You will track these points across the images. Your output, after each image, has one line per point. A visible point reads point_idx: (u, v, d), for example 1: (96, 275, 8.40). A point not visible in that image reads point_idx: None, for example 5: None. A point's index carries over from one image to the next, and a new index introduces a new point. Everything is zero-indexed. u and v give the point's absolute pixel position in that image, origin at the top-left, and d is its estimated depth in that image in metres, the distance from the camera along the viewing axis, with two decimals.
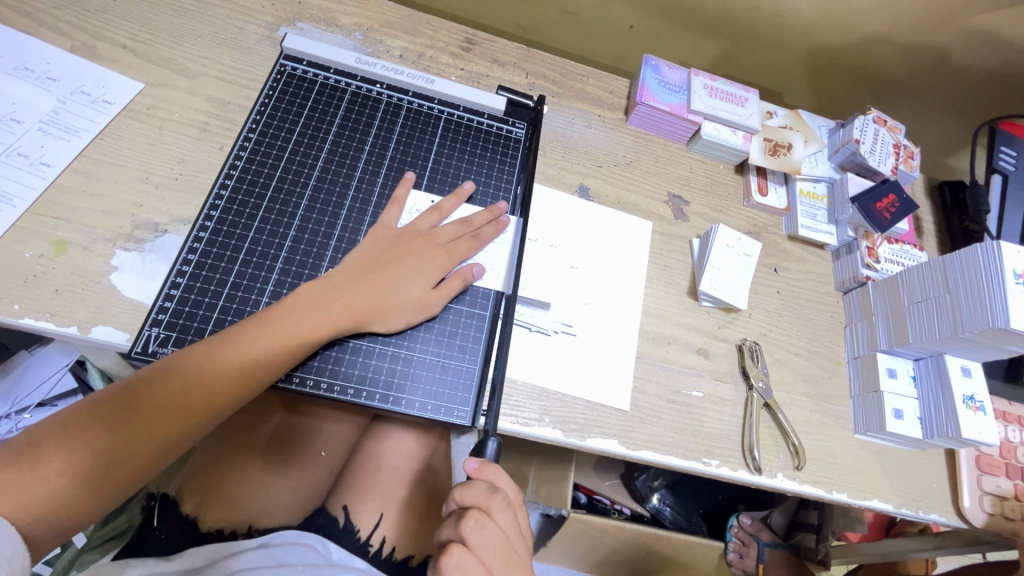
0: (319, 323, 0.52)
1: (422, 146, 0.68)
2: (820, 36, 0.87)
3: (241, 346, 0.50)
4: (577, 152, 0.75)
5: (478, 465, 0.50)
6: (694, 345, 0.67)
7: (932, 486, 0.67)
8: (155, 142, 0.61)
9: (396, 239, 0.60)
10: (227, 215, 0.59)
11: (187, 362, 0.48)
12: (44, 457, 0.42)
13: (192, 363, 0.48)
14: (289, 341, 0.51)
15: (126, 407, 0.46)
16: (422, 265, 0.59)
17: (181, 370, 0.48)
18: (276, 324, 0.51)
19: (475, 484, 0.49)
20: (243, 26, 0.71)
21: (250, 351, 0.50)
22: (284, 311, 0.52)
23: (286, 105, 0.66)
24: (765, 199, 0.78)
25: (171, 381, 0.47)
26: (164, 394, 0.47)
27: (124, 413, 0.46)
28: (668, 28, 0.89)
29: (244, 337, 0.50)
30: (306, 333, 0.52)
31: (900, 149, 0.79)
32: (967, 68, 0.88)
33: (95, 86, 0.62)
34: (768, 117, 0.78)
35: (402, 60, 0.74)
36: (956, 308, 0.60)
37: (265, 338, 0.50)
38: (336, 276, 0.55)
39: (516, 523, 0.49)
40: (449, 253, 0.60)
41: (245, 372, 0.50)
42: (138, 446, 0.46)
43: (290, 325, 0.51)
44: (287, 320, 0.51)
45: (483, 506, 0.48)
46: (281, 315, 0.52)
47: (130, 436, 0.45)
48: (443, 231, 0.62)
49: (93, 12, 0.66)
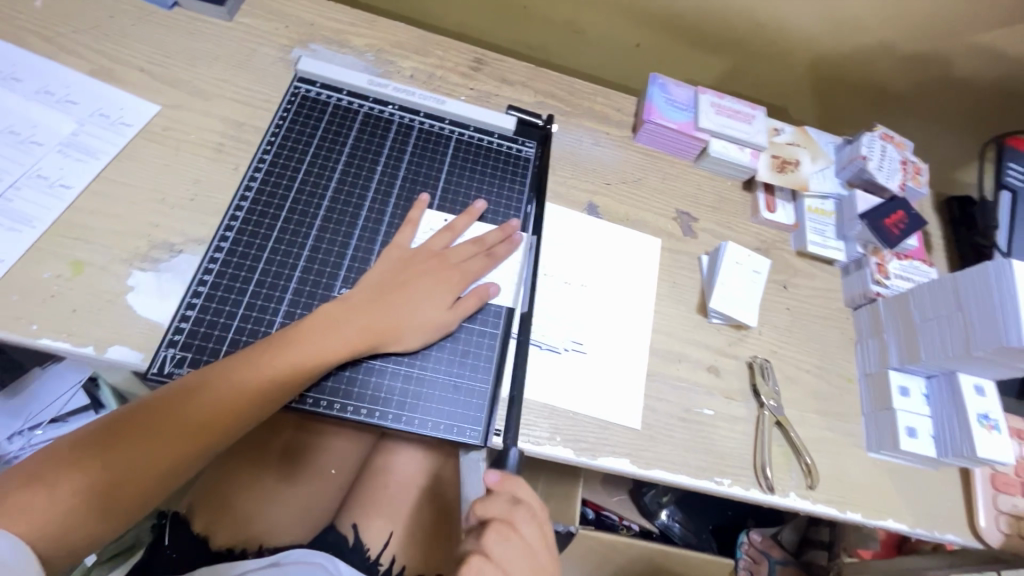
0: (336, 345, 0.53)
1: (433, 166, 0.69)
2: (825, 53, 0.88)
3: (257, 368, 0.50)
4: (585, 170, 0.75)
5: (499, 478, 0.52)
6: (704, 362, 0.67)
7: (946, 505, 0.66)
8: (170, 163, 0.62)
9: (410, 259, 0.60)
10: (242, 236, 0.59)
11: (203, 383, 0.49)
12: (59, 477, 0.43)
13: (208, 384, 0.49)
14: (305, 363, 0.52)
15: (142, 427, 0.46)
16: (437, 286, 0.59)
17: (197, 391, 0.48)
18: (292, 345, 0.52)
19: (497, 496, 0.51)
20: (257, 49, 0.72)
21: (266, 372, 0.50)
22: (301, 333, 0.52)
23: (300, 126, 0.67)
24: (774, 215, 0.78)
25: (187, 402, 0.48)
26: (180, 413, 0.48)
27: (139, 434, 0.46)
28: (674, 46, 0.90)
29: (260, 359, 0.50)
30: (322, 355, 0.52)
31: (907, 165, 0.79)
32: (974, 83, 0.88)
33: (113, 108, 0.64)
34: (775, 135, 0.79)
35: (412, 80, 0.75)
36: (968, 327, 0.60)
37: (281, 359, 0.51)
38: (351, 298, 0.56)
39: (539, 534, 0.51)
40: (462, 273, 0.61)
41: (261, 392, 0.50)
42: (152, 467, 0.46)
43: (306, 347, 0.52)
44: (304, 342, 0.52)
45: (506, 518, 0.50)
46: (297, 337, 0.52)
47: (145, 457, 0.46)
48: (456, 251, 0.62)
49: (111, 36, 0.68)
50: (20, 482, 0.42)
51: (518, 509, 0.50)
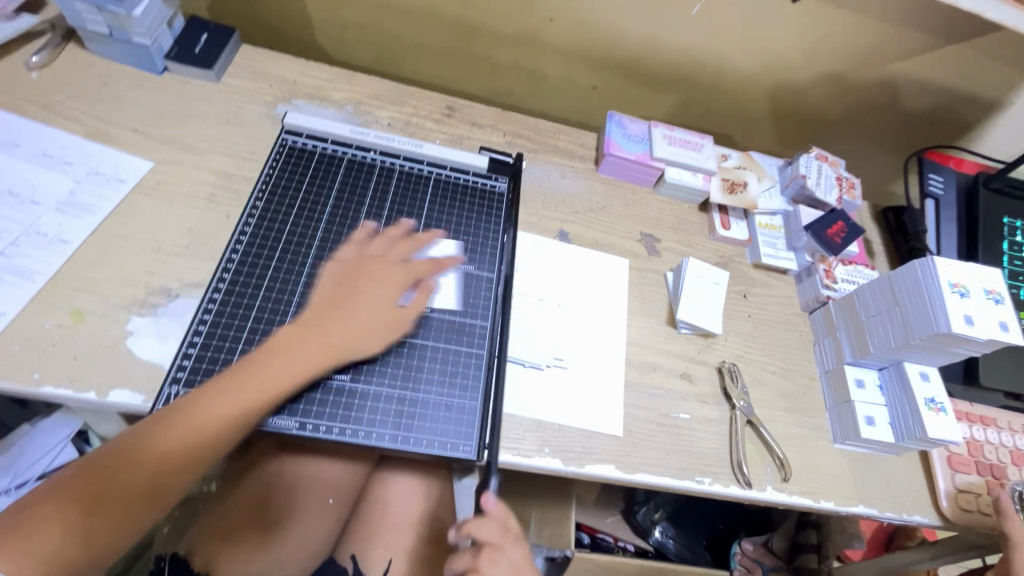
0: (291, 363, 0.56)
1: (414, 205, 0.74)
2: (761, 86, 0.98)
3: (207, 405, 0.52)
4: (555, 201, 0.82)
5: (495, 503, 0.56)
6: (677, 370, 0.72)
7: (911, 489, 0.71)
8: (165, 214, 0.66)
9: (359, 267, 0.63)
10: (238, 277, 0.63)
11: (152, 432, 0.50)
12: (47, 517, 0.46)
13: (179, 418, 0.51)
14: (254, 398, 0.53)
15: (96, 482, 0.48)
16: (385, 287, 0.62)
17: (150, 439, 0.50)
18: (252, 374, 0.54)
19: (490, 523, 0.55)
20: (244, 106, 0.78)
21: (231, 403, 0.52)
22: (254, 361, 0.55)
23: (289, 174, 0.72)
24: (729, 232, 0.85)
25: (144, 449, 0.50)
26: (153, 450, 0.50)
27: (96, 488, 0.48)
28: (627, 87, 1.00)
29: (225, 388, 0.53)
30: (278, 379, 0.55)
31: (842, 181, 0.88)
32: (893, 106, 0.99)
33: (109, 167, 0.68)
34: (724, 160, 0.87)
35: (390, 128, 0.82)
36: (907, 319, 0.67)
37: (229, 394, 0.53)
38: (303, 317, 0.59)
39: (523, 553, 0.57)
40: (410, 273, 0.65)
41: (212, 429, 0.52)
42: (119, 515, 0.49)
43: (264, 371, 0.55)
44: (260, 366, 0.55)
45: (496, 540, 0.55)
46: (252, 368, 0.54)
47: (114, 512, 0.48)
48: (401, 253, 0.66)
49: (104, 100, 0.72)
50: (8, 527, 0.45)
51: (507, 535, 0.56)
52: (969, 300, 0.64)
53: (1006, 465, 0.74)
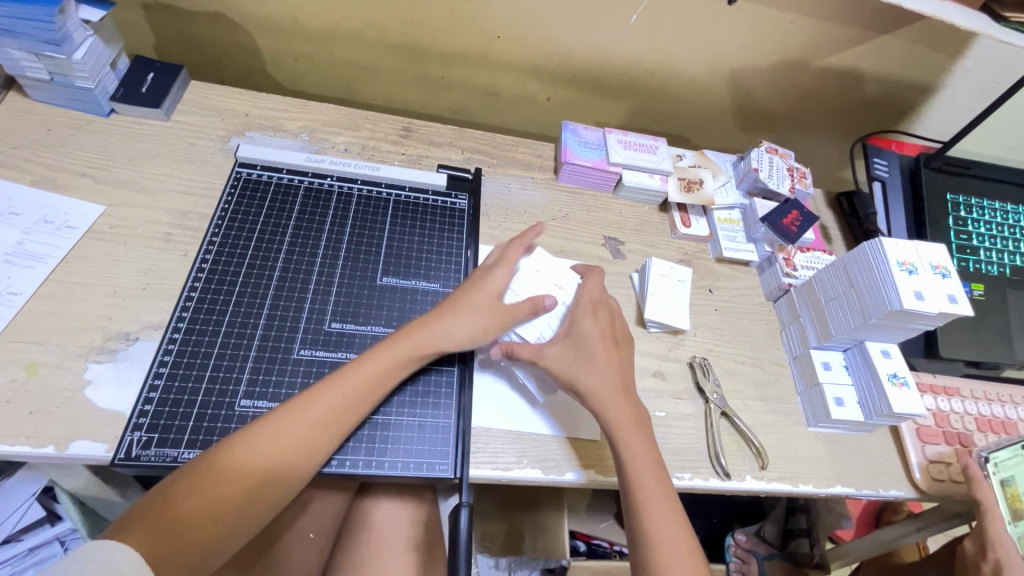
0: (369, 380, 0.56)
1: (375, 228, 0.73)
2: (710, 88, 1.01)
3: (310, 415, 0.53)
4: (517, 213, 0.83)
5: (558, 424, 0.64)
6: (649, 368, 0.73)
7: (884, 464, 0.73)
8: (120, 257, 0.65)
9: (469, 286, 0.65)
10: (198, 315, 0.62)
11: (246, 440, 0.50)
12: (186, 504, 0.46)
13: (269, 430, 0.51)
14: (335, 407, 0.54)
15: (203, 487, 0.47)
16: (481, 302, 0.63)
17: (236, 449, 0.49)
18: (318, 395, 0.54)
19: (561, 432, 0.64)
20: (196, 142, 0.77)
21: (317, 415, 0.53)
22: (351, 370, 0.56)
23: (244, 208, 0.71)
24: (690, 229, 0.87)
25: (231, 463, 0.49)
26: (249, 458, 0.49)
27: (183, 506, 0.46)
28: (580, 96, 1.02)
29: (316, 401, 0.53)
30: (363, 394, 0.56)
31: (793, 172, 0.90)
32: (835, 96, 1.03)
33: (58, 214, 0.66)
34: (678, 160, 0.89)
35: (347, 153, 0.82)
36: (862, 299, 0.69)
37: (318, 407, 0.53)
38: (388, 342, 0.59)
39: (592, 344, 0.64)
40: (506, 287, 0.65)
41: (315, 445, 0.52)
42: (210, 524, 0.47)
43: (381, 371, 0.57)
44: (347, 378, 0.55)
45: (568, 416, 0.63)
46: (327, 385, 0.55)
47: (192, 524, 0.46)
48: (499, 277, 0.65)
49: (51, 147, 0.71)
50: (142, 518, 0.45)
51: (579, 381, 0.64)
52: (918, 277, 0.66)
53: (972, 432, 0.77)
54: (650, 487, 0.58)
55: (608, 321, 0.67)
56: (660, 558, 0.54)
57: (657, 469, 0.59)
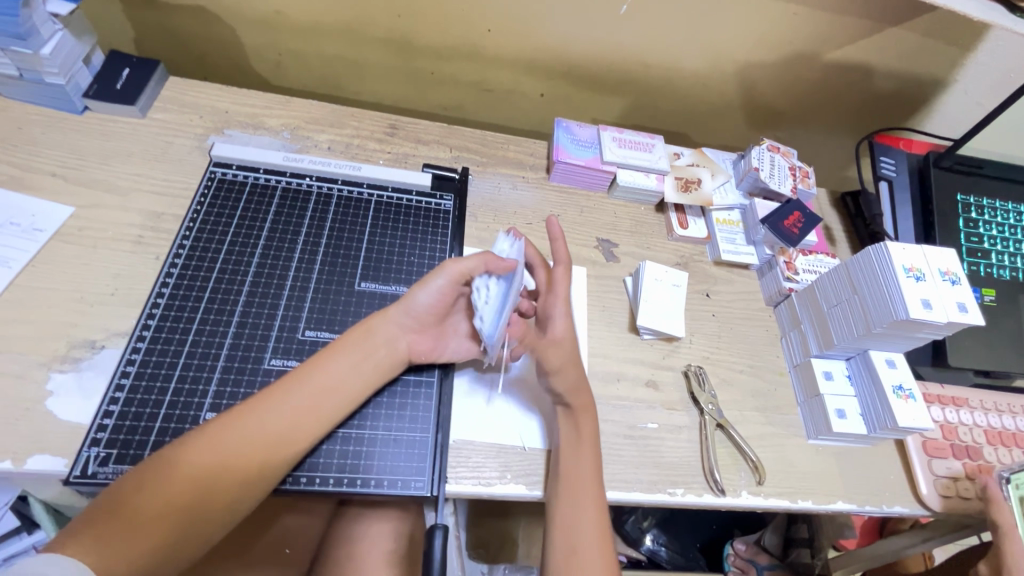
0: (342, 370, 0.54)
1: (355, 230, 0.71)
2: (710, 83, 0.97)
3: (269, 413, 0.49)
4: (507, 214, 0.79)
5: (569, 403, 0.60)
6: (642, 378, 0.70)
7: (890, 479, 0.69)
8: (88, 261, 0.62)
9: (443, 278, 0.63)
10: (165, 322, 0.59)
11: (200, 438, 0.47)
12: (137, 503, 0.42)
13: (234, 423, 0.48)
14: (304, 401, 0.51)
15: (157, 487, 0.43)
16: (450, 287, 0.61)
17: (187, 450, 0.46)
18: (287, 386, 0.51)
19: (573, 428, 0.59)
20: (173, 141, 0.74)
21: (286, 410, 0.50)
22: (313, 367, 0.53)
23: (218, 209, 0.68)
24: (687, 231, 0.84)
25: (185, 460, 0.45)
26: (210, 454, 0.46)
27: (129, 509, 0.42)
28: (574, 92, 0.98)
29: (285, 392, 0.51)
30: (326, 393, 0.53)
31: (795, 171, 0.86)
32: (841, 91, 0.99)
33: (25, 215, 0.64)
34: (676, 158, 0.86)
35: (330, 151, 0.79)
36: (866, 307, 0.65)
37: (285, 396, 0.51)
38: (359, 330, 0.57)
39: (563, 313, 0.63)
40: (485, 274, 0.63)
41: (275, 446, 0.49)
42: (161, 526, 0.43)
43: (351, 361, 0.55)
44: (310, 377, 0.53)
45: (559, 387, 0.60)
46: (297, 376, 0.52)
47: (139, 530, 0.42)
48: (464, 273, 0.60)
49: (21, 146, 0.69)
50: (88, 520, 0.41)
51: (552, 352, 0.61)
52: (925, 284, 0.63)
53: (982, 445, 0.73)
54: (583, 487, 0.56)
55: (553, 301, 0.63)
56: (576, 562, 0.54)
57: (596, 474, 0.57)
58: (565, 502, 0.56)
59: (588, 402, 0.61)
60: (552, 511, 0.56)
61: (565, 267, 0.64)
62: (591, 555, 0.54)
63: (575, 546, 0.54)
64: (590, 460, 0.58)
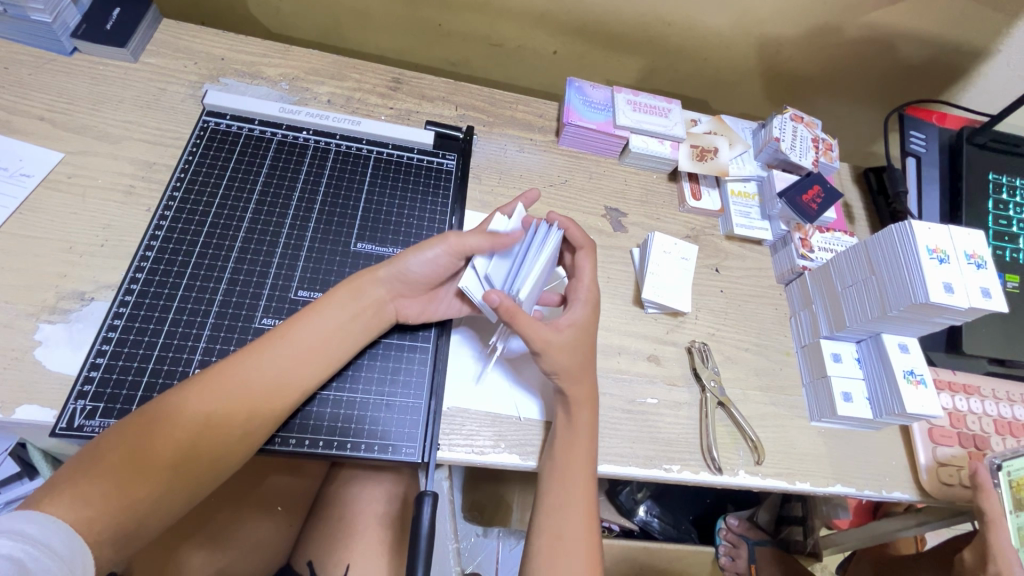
0: (324, 329, 0.52)
1: (352, 188, 0.68)
2: (734, 45, 0.91)
3: (251, 372, 0.48)
4: (511, 176, 0.76)
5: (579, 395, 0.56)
6: (644, 352, 0.68)
7: (891, 465, 0.68)
8: (77, 211, 0.60)
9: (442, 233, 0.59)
10: (153, 276, 0.58)
11: (181, 395, 0.45)
12: (116, 461, 0.41)
13: (216, 382, 0.47)
14: (288, 360, 0.50)
15: (140, 444, 0.43)
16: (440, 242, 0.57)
17: (169, 409, 0.45)
18: (272, 345, 0.50)
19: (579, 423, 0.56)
20: (166, 87, 0.71)
21: (270, 368, 0.49)
22: (299, 324, 0.52)
23: (210, 161, 0.66)
24: (699, 203, 0.80)
25: (167, 419, 0.44)
26: (193, 414, 0.45)
27: (109, 465, 0.41)
28: (589, 51, 0.93)
29: (269, 352, 0.49)
30: (313, 352, 0.51)
31: (818, 143, 0.82)
32: (875, 59, 0.93)
33: (13, 160, 0.61)
34: (693, 125, 0.81)
35: (330, 105, 0.75)
36: (883, 288, 0.62)
37: (271, 357, 0.49)
38: (345, 290, 0.54)
39: (591, 294, 0.59)
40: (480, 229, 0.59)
41: (261, 403, 0.48)
42: (143, 484, 0.42)
43: (338, 321, 0.53)
44: (296, 334, 0.51)
45: (569, 369, 0.55)
46: (280, 336, 0.51)
47: (120, 486, 0.41)
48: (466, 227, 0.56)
49: (8, 87, 0.66)
50: (69, 476, 0.40)
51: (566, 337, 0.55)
52: (947, 266, 0.59)
53: (990, 435, 0.71)
54: (574, 478, 0.54)
55: (581, 282, 0.60)
56: (563, 553, 0.52)
57: (590, 467, 0.55)
58: (557, 489, 0.54)
59: (588, 397, 0.57)
60: (541, 494, 0.55)
61: (589, 251, 0.62)
62: (575, 547, 0.52)
63: (559, 535, 0.53)
64: (584, 454, 0.55)
